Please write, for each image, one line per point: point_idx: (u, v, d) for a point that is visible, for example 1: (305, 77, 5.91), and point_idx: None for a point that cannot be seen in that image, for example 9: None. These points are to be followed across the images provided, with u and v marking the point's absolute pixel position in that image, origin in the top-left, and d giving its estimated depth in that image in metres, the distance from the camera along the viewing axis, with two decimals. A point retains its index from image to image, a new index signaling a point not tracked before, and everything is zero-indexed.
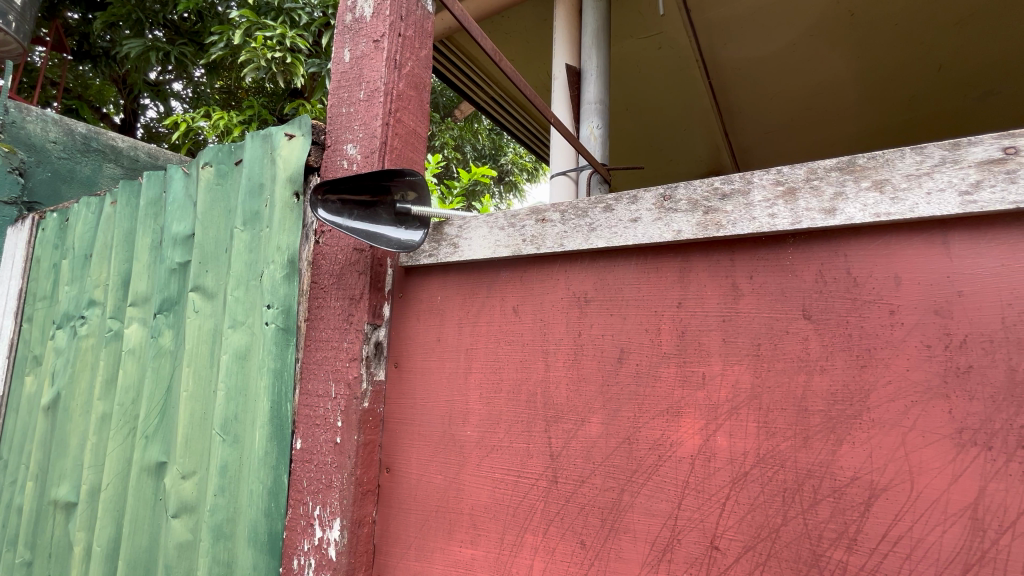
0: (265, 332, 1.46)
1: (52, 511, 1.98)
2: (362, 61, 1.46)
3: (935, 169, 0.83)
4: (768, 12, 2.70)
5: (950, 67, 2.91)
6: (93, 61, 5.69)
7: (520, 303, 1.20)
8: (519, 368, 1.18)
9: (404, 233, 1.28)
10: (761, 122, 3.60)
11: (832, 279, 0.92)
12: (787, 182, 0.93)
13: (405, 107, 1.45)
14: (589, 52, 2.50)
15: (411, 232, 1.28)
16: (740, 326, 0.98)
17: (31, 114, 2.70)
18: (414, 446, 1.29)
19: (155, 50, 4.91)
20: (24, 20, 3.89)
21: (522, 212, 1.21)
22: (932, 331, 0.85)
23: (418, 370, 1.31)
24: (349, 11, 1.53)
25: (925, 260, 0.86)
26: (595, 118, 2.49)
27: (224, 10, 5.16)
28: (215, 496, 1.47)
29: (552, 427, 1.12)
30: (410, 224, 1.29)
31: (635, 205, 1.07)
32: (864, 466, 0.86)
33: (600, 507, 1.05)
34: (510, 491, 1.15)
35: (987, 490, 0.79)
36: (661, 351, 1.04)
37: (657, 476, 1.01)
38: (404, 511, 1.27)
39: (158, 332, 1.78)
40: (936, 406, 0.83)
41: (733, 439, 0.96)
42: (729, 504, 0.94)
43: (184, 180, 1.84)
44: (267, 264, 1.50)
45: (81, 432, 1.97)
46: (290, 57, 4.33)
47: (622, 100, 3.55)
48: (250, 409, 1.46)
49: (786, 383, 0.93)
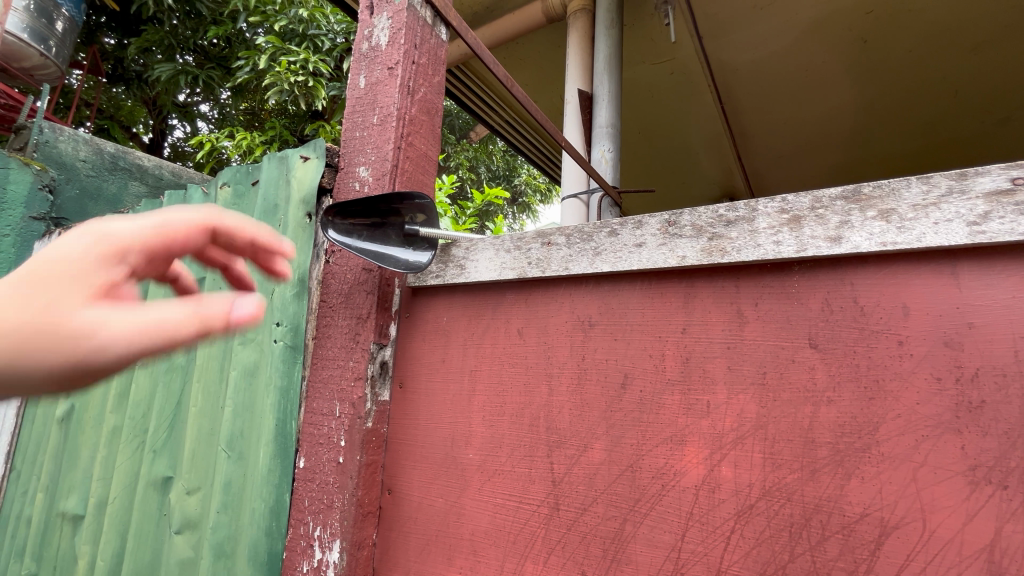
0: (273, 349, 1.49)
1: (60, 523, 2.00)
2: (376, 87, 1.50)
3: (942, 199, 0.82)
4: (781, 39, 2.73)
5: (967, 93, 2.90)
6: (126, 84, 5.98)
7: (525, 326, 1.20)
8: (522, 391, 1.17)
9: (407, 253, 1.29)
10: (775, 147, 3.60)
11: (839, 308, 0.91)
12: (792, 210, 0.93)
13: (417, 131, 1.48)
14: (601, 78, 2.53)
15: (413, 252, 1.30)
16: (745, 355, 0.96)
17: (64, 134, 2.81)
18: (416, 468, 1.28)
19: (184, 73, 5.20)
20: (64, 45, 4.64)
21: (528, 235, 1.22)
22: (942, 363, 0.82)
23: (422, 391, 1.32)
24: (365, 40, 1.58)
25: (933, 290, 0.85)
26: (606, 142, 2.50)
27: (250, 37, 5.48)
28: (218, 513, 1.50)
29: (554, 452, 1.11)
30: (414, 245, 1.31)
31: (639, 230, 1.07)
32: (874, 502, 0.84)
33: (602, 537, 1.03)
34: (512, 517, 1.13)
35: (1004, 532, 0.76)
36: (665, 377, 1.03)
37: (660, 507, 0.98)
38: (404, 534, 1.26)
39: (171, 348, 1.82)
40: (948, 441, 0.81)
41: (738, 470, 0.94)
42: (734, 538, 0.92)
43: (203, 200, 1.90)
44: (278, 283, 1.54)
45: (92, 444, 2.00)
46: (311, 81, 4.53)
47: (634, 125, 3.59)
48: (256, 427, 1.49)
49: (792, 413, 0.91)
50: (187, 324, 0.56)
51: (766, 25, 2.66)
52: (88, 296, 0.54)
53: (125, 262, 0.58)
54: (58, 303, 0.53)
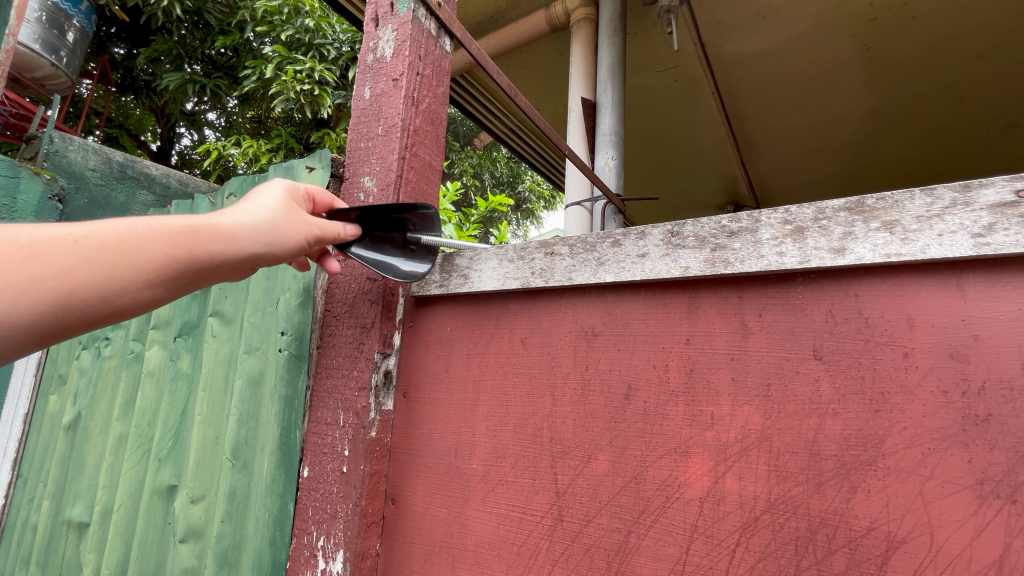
0: (277, 358, 1.51)
1: (65, 531, 2.01)
2: (381, 98, 1.51)
3: (946, 211, 0.82)
4: (784, 46, 2.74)
5: (972, 99, 2.89)
6: (135, 93, 6.07)
7: (528, 336, 1.21)
8: (526, 401, 1.17)
9: (406, 261, 1.28)
10: (779, 153, 3.60)
11: (843, 319, 0.90)
12: (795, 221, 0.93)
13: (421, 141, 1.50)
14: (604, 86, 2.54)
15: (412, 260, 1.28)
16: (749, 366, 0.96)
17: (73, 144, 2.85)
18: (420, 478, 1.27)
19: (192, 82, 5.31)
20: (74, 56, 4.71)
21: (531, 245, 1.22)
22: (948, 376, 0.82)
23: (426, 401, 1.32)
24: (370, 51, 1.59)
25: (939, 302, 0.84)
26: (610, 150, 2.51)
27: (258, 46, 5.55)
28: (222, 522, 1.51)
29: (558, 463, 1.11)
30: (414, 253, 1.30)
31: (643, 241, 1.08)
32: (880, 516, 0.83)
33: (606, 549, 1.02)
34: (515, 528, 1.13)
35: (1013, 548, 0.75)
36: (669, 388, 1.02)
37: (664, 519, 0.98)
38: (408, 545, 1.25)
39: (177, 356, 1.83)
40: (955, 455, 0.80)
41: (743, 482, 0.93)
42: (740, 551, 0.91)
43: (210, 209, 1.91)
44: (283, 292, 1.56)
45: (98, 452, 2.01)
46: (317, 90, 4.58)
47: (638, 132, 3.59)
48: (260, 436, 1.49)
49: (797, 425, 0.91)
50: (316, 235, 1.05)
51: (769, 33, 2.67)
52: (271, 219, 0.97)
53: (282, 198, 1.02)
54: (252, 213, 0.96)
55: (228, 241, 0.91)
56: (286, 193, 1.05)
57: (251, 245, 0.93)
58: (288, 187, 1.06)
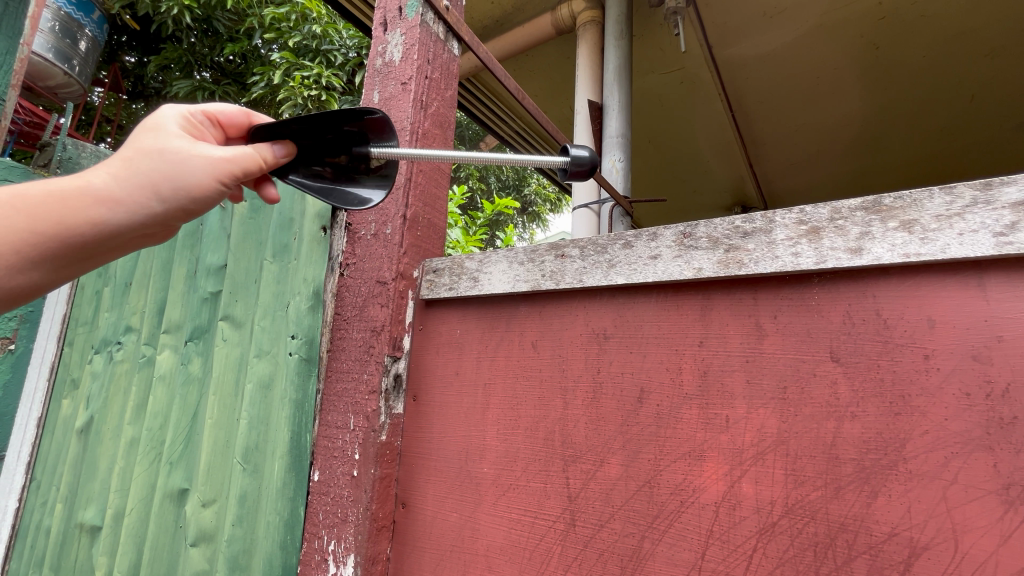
0: (288, 362, 1.51)
1: (78, 534, 2.02)
2: (390, 101, 1.51)
3: (966, 210, 0.80)
4: (791, 46, 2.72)
5: (984, 97, 2.85)
6: (145, 100, 6.15)
7: (539, 338, 1.20)
8: (537, 405, 1.16)
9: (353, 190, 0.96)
10: (788, 153, 3.57)
11: (861, 321, 0.89)
12: (810, 221, 0.92)
13: (430, 145, 1.50)
14: (611, 88, 2.53)
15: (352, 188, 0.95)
16: (764, 368, 0.95)
17: (87, 151, 2.85)
18: (430, 482, 1.27)
19: (201, 90, 5.37)
20: (86, 64, 4.78)
21: (542, 247, 1.21)
22: (971, 378, 0.80)
23: (436, 404, 1.31)
24: (379, 56, 1.60)
25: (960, 302, 0.82)
26: (617, 152, 2.49)
27: (265, 53, 5.60)
28: (233, 526, 1.51)
29: (570, 467, 1.09)
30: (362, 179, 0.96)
31: (655, 242, 1.07)
32: (902, 521, 0.81)
33: (620, 554, 1.01)
34: (527, 532, 1.12)
35: None
36: (683, 391, 1.01)
37: (679, 524, 0.97)
38: (419, 549, 1.24)
39: (188, 360, 1.84)
40: (979, 459, 0.78)
41: (759, 487, 0.92)
42: (757, 557, 0.90)
43: (220, 214, 1.92)
44: (294, 295, 1.56)
45: (111, 456, 2.02)
46: (324, 95, 4.62)
47: (645, 134, 3.58)
48: (271, 440, 1.50)
49: (814, 429, 0.89)
50: (227, 172, 0.82)
51: (776, 33, 2.65)
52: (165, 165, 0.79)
53: (176, 138, 0.81)
54: (141, 165, 0.78)
55: (109, 206, 0.77)
56: (182, 129, 0.84)
57: (140, 205, 0.79)
58: (180, 118, 0.84)
